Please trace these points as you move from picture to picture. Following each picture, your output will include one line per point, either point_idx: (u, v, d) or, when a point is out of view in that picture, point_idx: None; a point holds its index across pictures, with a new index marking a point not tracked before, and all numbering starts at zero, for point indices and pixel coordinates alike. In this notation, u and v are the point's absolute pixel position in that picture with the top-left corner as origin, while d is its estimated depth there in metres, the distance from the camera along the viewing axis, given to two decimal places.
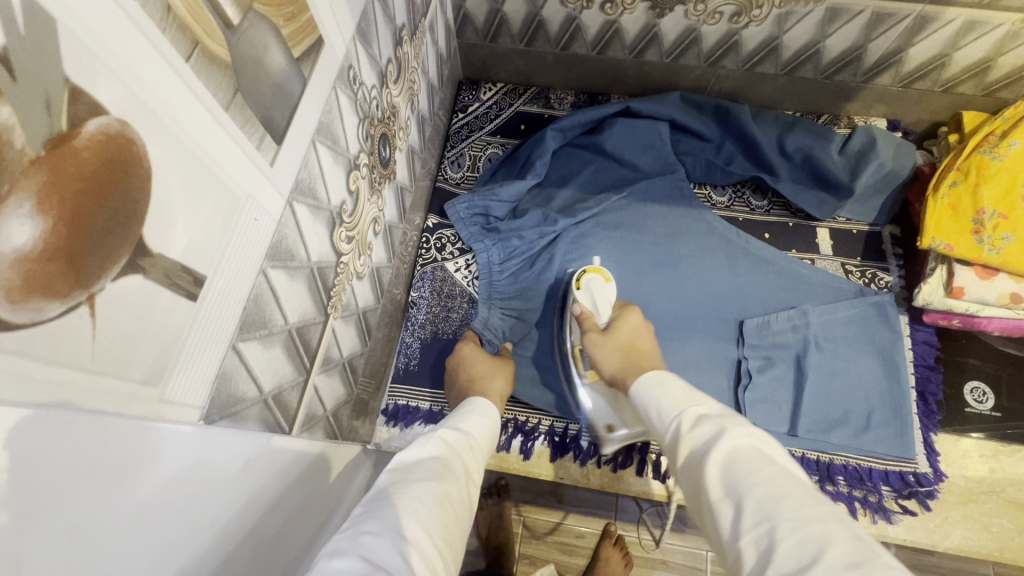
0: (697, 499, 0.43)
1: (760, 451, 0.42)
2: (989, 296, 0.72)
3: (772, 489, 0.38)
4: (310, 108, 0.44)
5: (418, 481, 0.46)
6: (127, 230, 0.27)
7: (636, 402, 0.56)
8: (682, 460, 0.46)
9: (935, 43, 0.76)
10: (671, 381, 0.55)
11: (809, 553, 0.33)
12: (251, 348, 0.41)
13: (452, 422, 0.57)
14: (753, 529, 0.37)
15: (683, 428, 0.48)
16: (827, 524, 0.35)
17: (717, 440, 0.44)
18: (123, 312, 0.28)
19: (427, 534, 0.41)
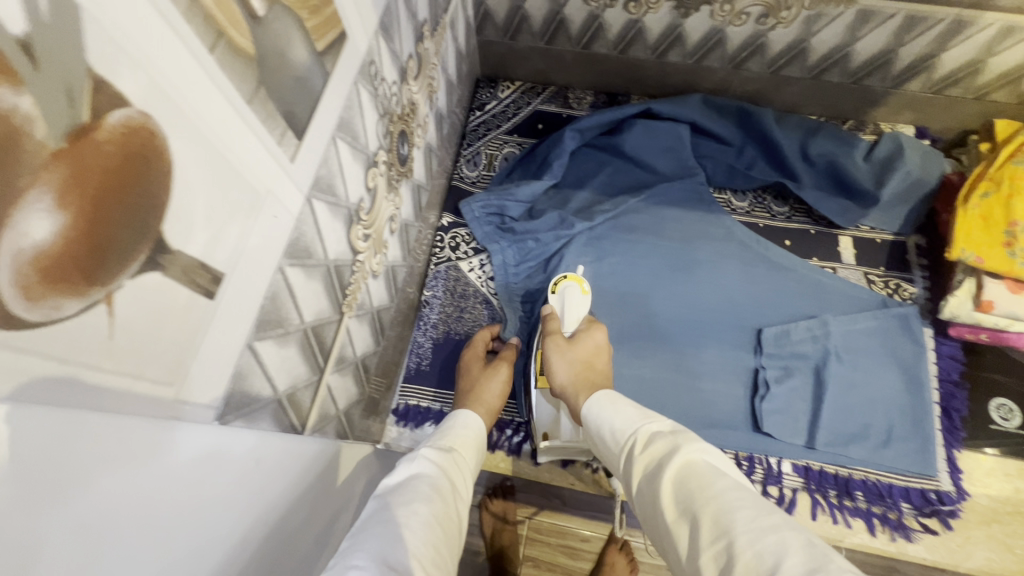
0: (655, 519, 0.45)
1: (711, 466, 0.45)
2: (1020, 310, 0.69)
3: (725, 503, 0.41)
4: (331, 104, 0.43)
5: (404, 505, 0.46)
6: (145, 227, 0.26)
7: (589, 424, 0.58)
8: (639, 479, 0.48)
9: (970, 49, 0.74)
10: (622, 400, 0.57)
11: (768, 564, 0.36)
12: (267, 346, 0.40)
13: (435, 440, 0.57)
14: (711, 546, 0.39)
15: (638, 448, 0.50)
16: (781, 533, 0.37)
17: (671, 457, 0.46)
18: (142, 311, 0.27)
19: (415, 560, 0.41)
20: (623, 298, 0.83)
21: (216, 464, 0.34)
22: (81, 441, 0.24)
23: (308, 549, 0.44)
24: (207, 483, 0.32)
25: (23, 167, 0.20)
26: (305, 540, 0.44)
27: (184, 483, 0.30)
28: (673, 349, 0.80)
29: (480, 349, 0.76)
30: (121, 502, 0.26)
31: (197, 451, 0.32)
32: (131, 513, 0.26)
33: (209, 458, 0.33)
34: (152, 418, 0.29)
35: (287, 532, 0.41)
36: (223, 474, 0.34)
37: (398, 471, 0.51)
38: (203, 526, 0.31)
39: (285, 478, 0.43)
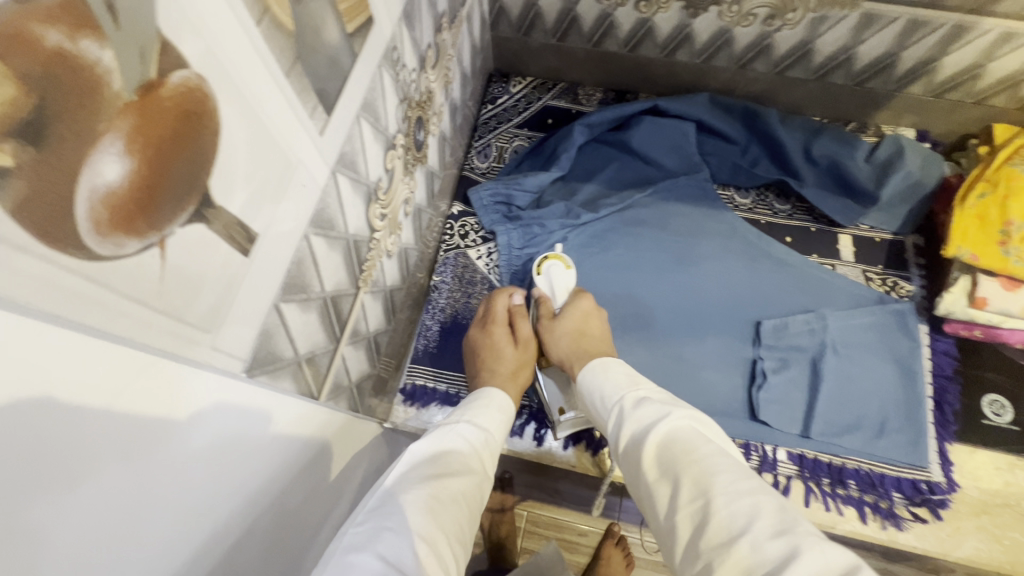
0: (635, 475, 0.50)
1: (696, 432, 0.50)
2: (1013, 308, 0.71)
3: (707, 466, 0.45)
4: (357, 84, 0.45)
5: (426, 476, 0.51)
6: (195, 181, 0.28)
7: (581, 388, 0.62)
8: (624, 437, 0.53)
9: (971, 54, 0.76)
10: (614, 366, 0.61)
11: (738, 525, 0.40)
12: (291, 309, 0.42)
13: (469, 416, 0.59)
14: (689, 505, 0.44)
15: (626, 411, 0.54)
16: (755, 497, 0.42)
17: (659, 424, 0.51)
18: (188, 258, 0.29)
19: (439, 529, 0.47)
20: (627, 288, 0.85)
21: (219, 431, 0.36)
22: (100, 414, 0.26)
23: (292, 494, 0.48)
24: (208, 447, 0.35)
25: (100, 114, 0.22)
26: (292, 489, 0.48)
27: (185, 450, 0.33)
28: (675, 339, 0.82)
29: (501, 328, 0.75)
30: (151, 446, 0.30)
31: (209, 410, 0.35)
32: (130, 487, 0.29)
33: (214, 422, 0.35)
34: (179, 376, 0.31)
35: (276, 479, 0.45)
36: (228, 433, 0.37)
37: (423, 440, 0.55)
38: (194, 490, 0.34)
39: (286, 434, 0.46)
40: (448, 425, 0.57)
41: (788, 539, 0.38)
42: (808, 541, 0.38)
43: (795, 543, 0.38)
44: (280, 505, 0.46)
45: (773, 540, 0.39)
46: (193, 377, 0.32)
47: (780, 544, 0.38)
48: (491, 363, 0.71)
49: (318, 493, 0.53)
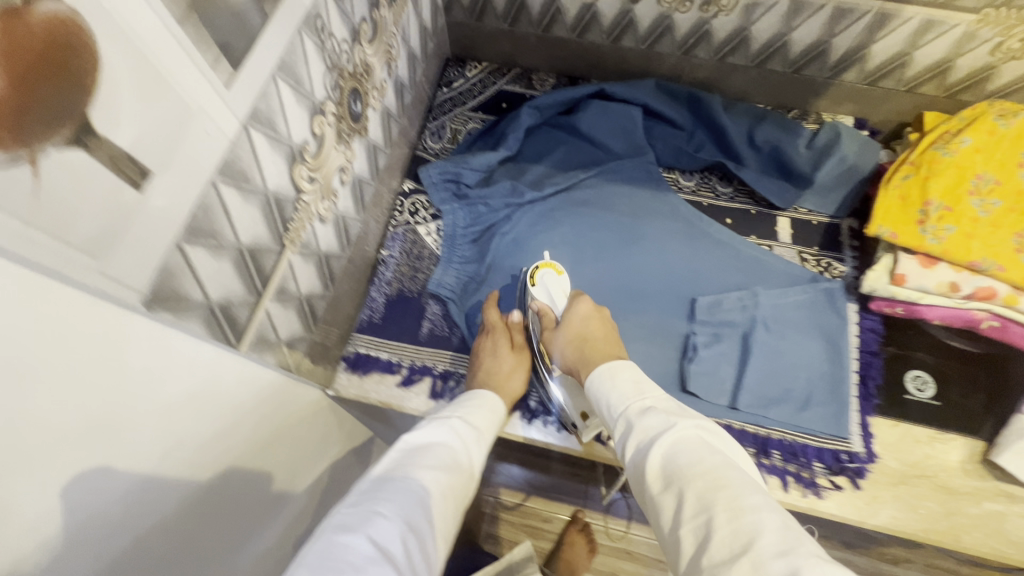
0: (643, 486, 0.52)
1: (703, 443, 0.52)
2: (929, 284, 0.73)
3: (712, 479, 0.47)
4: (270, 44, 0.48)
5: (422, 468, 0.54)
6: (69, 108, 0.31)
7: (590, 394, 0.63)
8: (631, 448, 0.54)
9: (896, 41, 0.79)
10: (622, 372, 0.61)
11: (741, 542, 0.41)
12: (198, 252, 0.45)
13: (463, 414, 0.63)
14: (693, 519, 0.45)
15: (633, 419, 0.56)
16: (757, 514, 0.43)
17: (665, 434, 0.52)
18: (65, 180, 0.32)
19: (429, 523, 0.50)
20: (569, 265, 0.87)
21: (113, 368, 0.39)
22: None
23: (212, 427, 0.52)
24: (100, 383, 0.38)
25: None
26: (210, 423, 0.52)
27: (70, 376, 0.36)
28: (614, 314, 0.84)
29: (501, 334, 0.77)
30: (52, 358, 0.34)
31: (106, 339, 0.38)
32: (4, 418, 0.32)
33: (106, 354, 0.38)
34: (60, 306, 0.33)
35: (193, 413, 0.49)
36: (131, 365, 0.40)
37: (419, 432, 0.58)
38: (86, 422, 0.38)
39: (202, 374, 0.49)
40: (442, 421, 0.60)
41: (789, 559, 0.39)
42: (809, 561, 0.39)
43: (796, 562, 0.38)
44: (199, 436, 0.51)
45: (775, 560, 0.39)
46: (79, 304, 0.35)
47: (782, 563, 0.39)
48: (484, 363, 0.74)
49: (239, 431, 0.57)
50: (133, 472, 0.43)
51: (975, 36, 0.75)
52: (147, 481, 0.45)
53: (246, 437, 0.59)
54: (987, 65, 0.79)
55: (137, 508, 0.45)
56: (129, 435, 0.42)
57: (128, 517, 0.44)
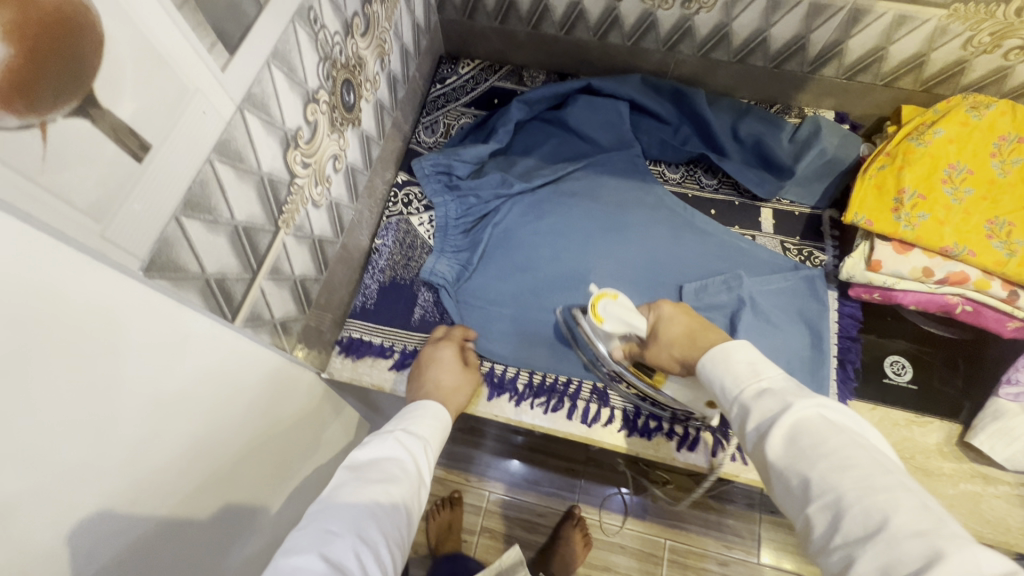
0: (764, 463, 0.51)
1: (825, 423, 0.50)
2: (903, 270, 0.76)
3: (839, 460, 0.47)
4: (264, 33, 0.51)
5: (368, 482, 0.55)
6: (79, 82, 0.34)
7: (702, 378, 0.61)
8: (747, 430, 0.54)
9: (871, 36, 0.82)
10: (736, 353, 0.58)
11: (877, 520, 0.42)
12: (196, 226, 0.48)
13: (407, 425, 0.65)
14: (822, 498, 0.46)
15: (749, 401, 0.54)
16: (892, 494, 0.43)
17: (783, 415, 0.51)
18: (71, 147, 0.35)
19: (381, 534, 0.52)
20: (557, 254, 0.89)
21: (100, 366, 0.40)
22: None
23: (207, 415, 0.54)
24: (104, 360, 0.40)
25: None
26: (205, 414, 0.54)
27: (89, 342, 0.38)
28: None
29: (453, 349, 0.78)
30: (72, 324, 0.37)
31: (98, 331, 0.39)
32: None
33: (119, 326, 0.41)
34: (68, 268, 0.36)
35: (188, 406, 0.50)
36: (127, 355, 0.42)
37: (365, 448, 0.60)
38: (72, 421, 0.39)
39: (194, 366, 0.50)
40: (385, 435, 0.62)
41: (928, 540, 0.40)
42: (951, 542, 0.39)
43: (937, 544, 0.39)
44: (196, 425, 0.52)
45: (913, 539, 0.40)
46: (87, 267, 0.37)
47: (921, 543, 0.40)
48: (433, 372, 0.75)
49: (236, 421, 0.59)
50: (131, 465, 0.45)
51: (947, 30, 0.78)
52: (145, 472, 0.47)
53: (241, 429, 0.61)
54: (960, 59, 0.81)
55: (135, 496, 0.46)
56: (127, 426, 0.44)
57: (133, 503, 0.47)
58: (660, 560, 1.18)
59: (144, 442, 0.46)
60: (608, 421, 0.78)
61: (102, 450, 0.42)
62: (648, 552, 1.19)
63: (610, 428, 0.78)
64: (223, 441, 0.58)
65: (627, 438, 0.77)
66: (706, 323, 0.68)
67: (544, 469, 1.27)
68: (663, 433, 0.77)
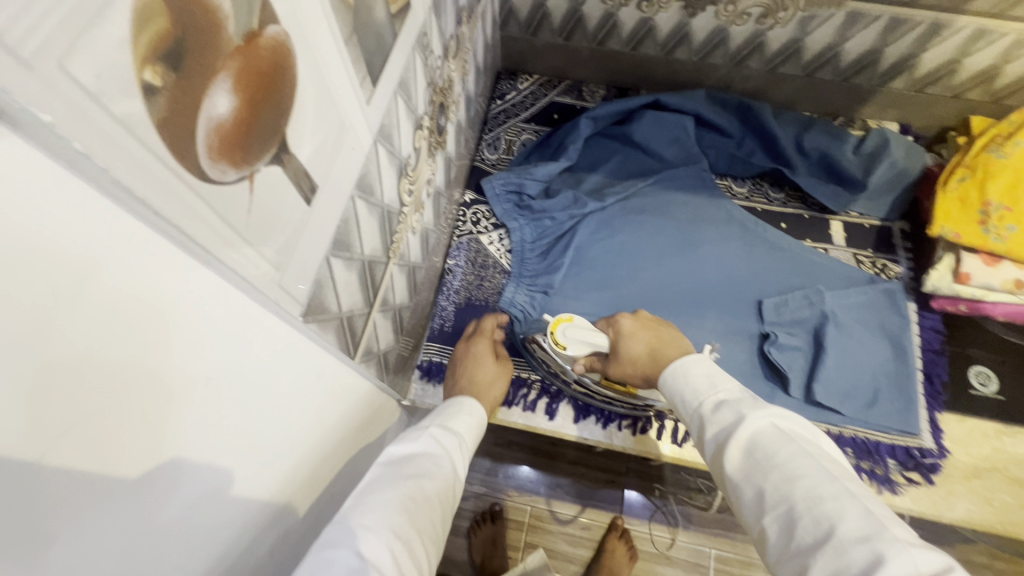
0: (721, 475, 0.49)
1: (782, 434, 0.47)
2: (994, 282, 0.76)
3: (790, 471, 0.44)
4: (396, 63, 0.49)
5: (403, 476, 0.51)
6: (277, 126, 0.32)
7: (663, 391, 0.59)
8: (704, 441, 0.51)
9: (946, 49, 0.82)
10: (694, 367, 0.56)
11: (824, 529, 0.40)
12: (338, 264, 0.46)
13: (442, 420, 0.61)
14: (774, 509, 0.43)
15: (705, 412, 0.52)
16: (839, 501, 0.41)
17: (738, 426, 0.48)
18: (268, 196, 0.33)
19: (416, 529, 0.47)
20: (633, 271, 0.88)
21: (240, 428, 0.38)
22: (130, 419, 0.27)
23: (321, 450, 0.52)
24: (255, 400, 0.38)
25: (218, 53, 0.26)
26: (320, 442, 0.52)
27: (246, 384, 0.37)
28: (680, 318, 0.85)
29: (486, 342, 0.78)
30: (236, 367, 0.35)
31: (245, 388, 0.37)
32: (151, 518, 0.30)
33: (269, 362, 0.39)
34: (234, 323, 0.33)
35: (308, 435, 0.49)
36: (267, 405, 0.40)
37: (396, 445, 0.56)
38: (227, 467, 0.37)
39: (314, 395, 0.48)
40: (420, 431, 0.58)
41: (872, 545, 0.37)
42: (893, 546, 0.37)
43: (880, 549, 0.37)
44: (313, 453, 0.50)
45: (857, 546, 0.38)
46: (254, 319, 0.35)
47: (866, 550, 0.37)
48: (468, 367, 0.74)
49: (342, 444, 0.57)
50: (269, 506, 0.44)
51: None
52: (278, 510, 0.46)
53: (344, 455, 0.59)
54: None
55: (269, 535, 0.45)
56: (262, 480, 0.42)
57: (270, 551, 0.46)
58: (708, 569, 1.14)
59: (275, 476, 0.44)
60: None
61: (243, 512, 0.40)
62: (694, 562, 1.15)
63: None
64: (333, 472, 0.57)
65: None
66: (669, 335, 0.65)
67: (583, 482, 1.22)
68: None
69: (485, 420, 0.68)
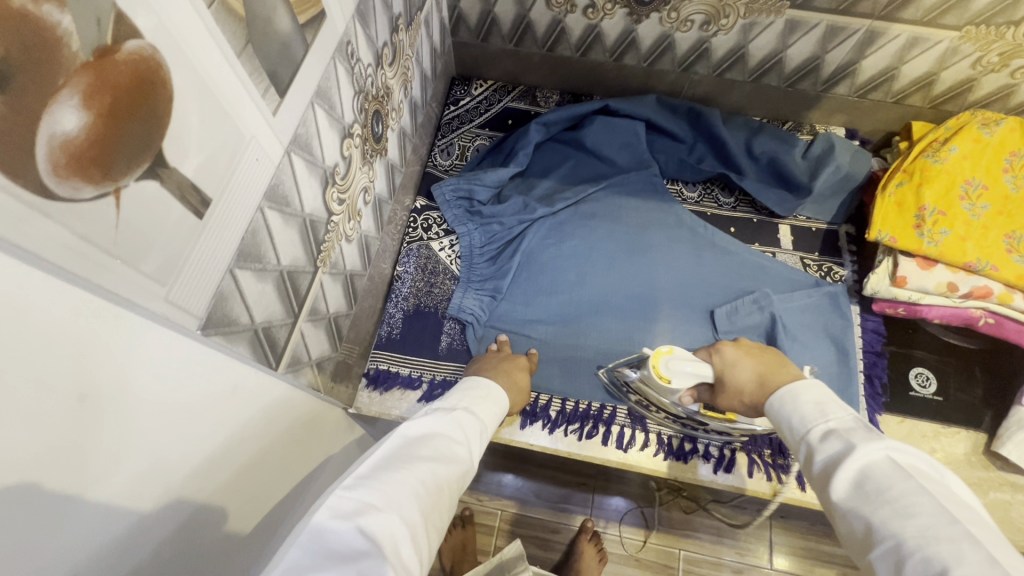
0: (828, 504, 0.46)
1: (898, 468, 0.44)
2: (929, 285, 0.77)
3: (902, 508, 0.41)
4: (309, 73, 0.49)
5: (420, 458, 0.48)
6: (150, 142, 0.32)
7: (770, 416, 0.57)
8: (812, 469, 0.49)
9: (884, 56, 0.84)
10: (806, 393, 0.54)
11: (936, 568, 0.37)
12: (246, 276, 0.46)
13: (466, 404, 0.59)
14: (883, 546, 0.40)
15: (813, 440, 0.50)
16: (956, 544, 0.37)
17: (847, 455, 0.46)
18: (141, 211, 0.33)
19: (423, 517, 0.44)
20: (582, 276, 0.88)
21: (147, 441, 0.37)
22: (9, 424, 0.27)
23: (246, 459, 0.51)
24: (168, 414, 0.39)
25: (60, 70, 0.26)
26: (253, 454, 0.52)
27: (156, 397, 0.37)
28: (628, 323, 0.85)
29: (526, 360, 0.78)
30: (143, 379, 0.36)
31: (143, 407, 0.36)
32: (36, 532, 0.29)
33: (182, 377, 0.39)
34: (132, 334, 0.34)
35: (233, 443, 0.48)
36: (178, 418, 0.40)
37: (417, 421, 0.53)
38: (137, 479, 0.37)
39: (238, 410, 0.48)
40: (447, 411, 0.56)
41: None
42: None
43: None
44: (243, 464, 0.50)
45: None
46: (147, 332, 0.35)
47: None
48: (508, 366, 0.74)
49: (276, 455, 0.56)
50: (181, 535, 0.42)
51: (957, 51, 0.80)
52: (196, 537, 0.44)
53: (284, 466, 0.59)
54: (969, 78, 0.84)
55: (188, 564, 0.43)
56: (172, 507, 0.41)
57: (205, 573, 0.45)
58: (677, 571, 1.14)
59: (192, 495, 0.43)
60: (643, 445, 0.77)
61: (158, 527, 0.40)
62: (664, 565, 1.15)
63: (645, 453, 0.76)
64: (264, 482, 0.55)
65: (664, 462, 0.76)
66: (776, 362, 0.63)
67: (554, 484, 1.22)
68: (698, 455, 0.76)
69: (507, 409, 0.65)
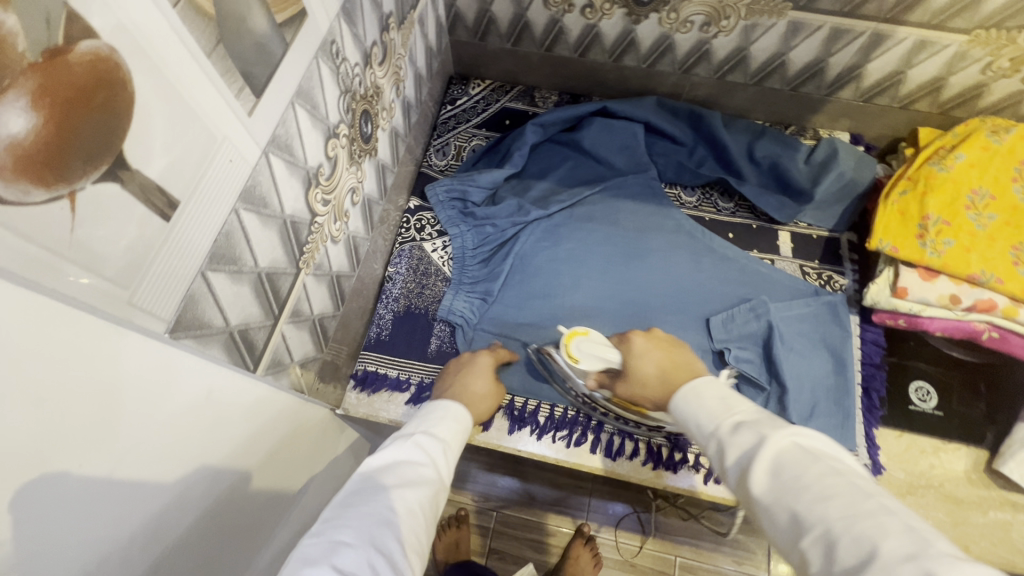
0: (750, 503, 0.43)
1: (805, 452, 0.42)
2: (930, 297, 0.75)
3: (821, 491, 0.39)
4: (289, 72, 0.48)
5: (384, 488, 0.47)
6: (109, 144, 0.32)
7: (674, 417, 0.54)
8: (726, 468, 0.46)
9: (890, 60, 0.82)
10: (707, 389, 0.53)
11: (866, 549, 0.34)
12: (219, 279, 0.45)
13: (426, 426, 0.57)
14: (810, 534, 0.38)
15: (723, 435, 0.47)
16: (877, 519, 0.36)
17: (760, 447, 0.43)
18: (99, 214, 0.32)
19: (400, 542, 0.43)
20: (576, 280, 0.86)
21: (121, 448, 0.36)
22: None
23: (229, 467, 0.50)
24: (144, 425, 0.38)
25: (6, 71, 0.25)
26: (239, 460, 0.51)
27: (131, 408, 0.36)
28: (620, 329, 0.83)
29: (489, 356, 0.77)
30: (114, 388, 0.35)
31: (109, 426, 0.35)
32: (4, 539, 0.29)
33: (155, 387, 0.38)
34: (103, 341, 0.33)
35: (219, 448, 0.47)
36: (155, 429, 0.39)
37: (377, 453, 0.52)
38: (113, 488, 0.36)
39: (223, 418, 0.48)
40: (405, 436, 0.55)
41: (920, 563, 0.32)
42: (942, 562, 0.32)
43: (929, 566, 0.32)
44: (229, 470, 0.50)
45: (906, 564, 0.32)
46: (115, 340, 0.34)
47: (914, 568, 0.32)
48: (469, 373, 0.73)
49: (262, 459, 0.56)
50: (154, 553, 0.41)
51: (967, 55, 0.78)
52: (168, 552, 0.43)
53: (271, 471, 0.58)
54: (979, 83, 0.82)
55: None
56: (149, 520, 0.40)
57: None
58: None
59: (172, 503, 0.42)
60: (632, 454, 0.75)
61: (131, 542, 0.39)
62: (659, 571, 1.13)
63: (634, 462, 0.75)
64: (250, 488, 0.54)
65: (652, 472, 0.74)
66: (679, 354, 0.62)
67: (550, 488, 1.21)
68: (688, 466, 0.74)
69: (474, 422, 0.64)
